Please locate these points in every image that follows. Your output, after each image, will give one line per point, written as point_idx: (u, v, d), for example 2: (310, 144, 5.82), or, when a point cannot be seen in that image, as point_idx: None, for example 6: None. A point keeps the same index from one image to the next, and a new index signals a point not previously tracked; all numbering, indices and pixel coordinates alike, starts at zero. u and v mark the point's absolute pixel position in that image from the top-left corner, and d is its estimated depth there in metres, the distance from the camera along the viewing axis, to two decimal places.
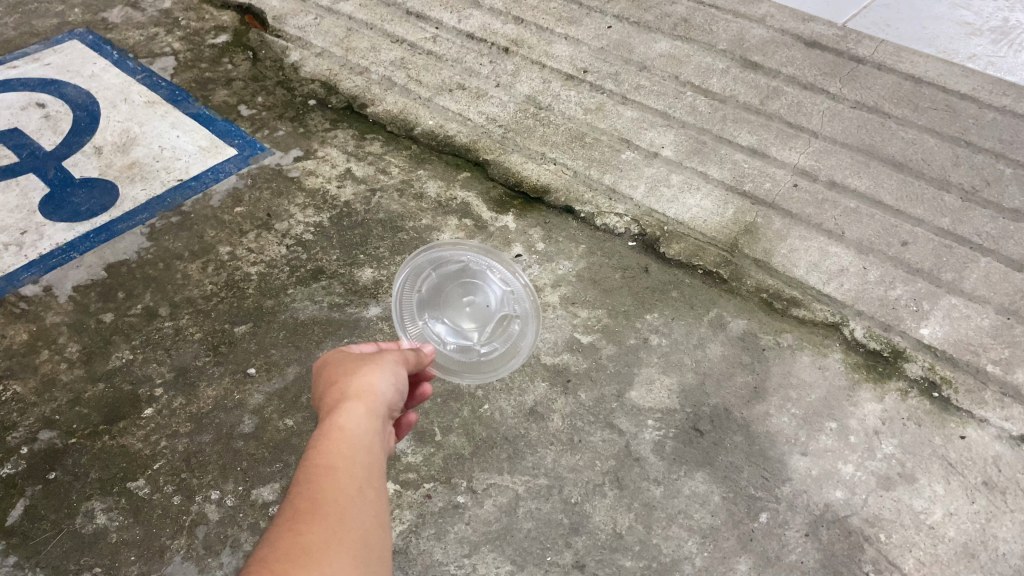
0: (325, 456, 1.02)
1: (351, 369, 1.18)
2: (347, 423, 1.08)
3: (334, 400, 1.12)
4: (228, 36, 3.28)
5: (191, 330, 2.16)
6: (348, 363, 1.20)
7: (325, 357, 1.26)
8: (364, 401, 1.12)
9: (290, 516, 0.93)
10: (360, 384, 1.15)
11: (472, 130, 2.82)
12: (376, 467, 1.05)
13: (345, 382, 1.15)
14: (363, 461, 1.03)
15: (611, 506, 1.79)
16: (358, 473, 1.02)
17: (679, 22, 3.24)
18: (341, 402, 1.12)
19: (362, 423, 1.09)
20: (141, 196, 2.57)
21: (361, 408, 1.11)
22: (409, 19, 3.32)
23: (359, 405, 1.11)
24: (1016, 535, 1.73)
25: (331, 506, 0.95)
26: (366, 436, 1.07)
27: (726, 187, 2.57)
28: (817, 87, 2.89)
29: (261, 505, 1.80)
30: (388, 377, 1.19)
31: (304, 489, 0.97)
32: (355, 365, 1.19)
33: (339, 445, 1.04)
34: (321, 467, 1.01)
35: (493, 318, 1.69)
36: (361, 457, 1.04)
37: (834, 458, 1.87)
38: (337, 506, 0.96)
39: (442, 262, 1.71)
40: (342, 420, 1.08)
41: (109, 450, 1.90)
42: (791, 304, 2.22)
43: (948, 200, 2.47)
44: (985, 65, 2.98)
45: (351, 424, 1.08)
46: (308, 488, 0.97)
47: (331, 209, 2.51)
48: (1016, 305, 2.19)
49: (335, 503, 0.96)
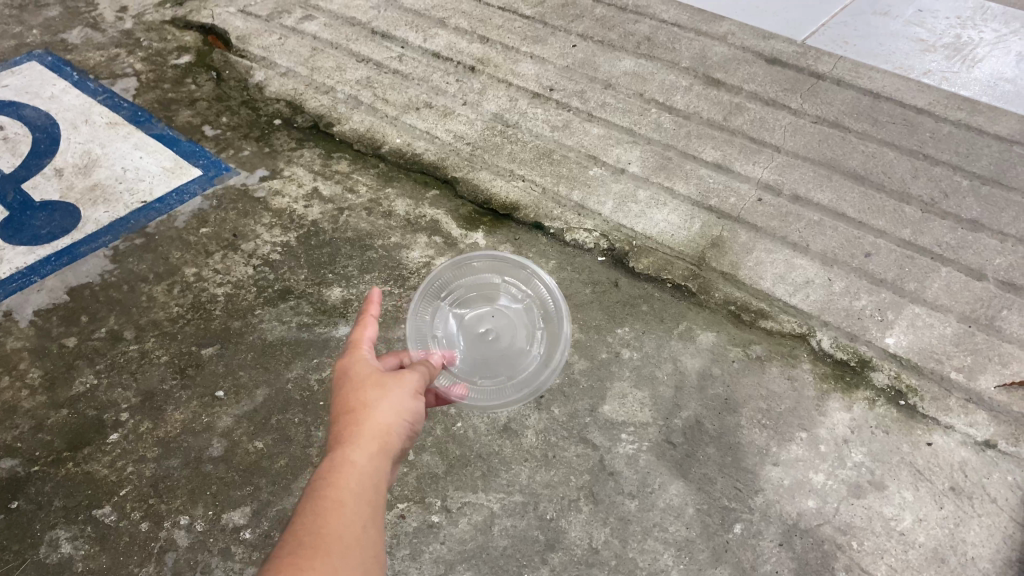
0: (333, 491, 1.07)
1: (369, 398, 1.22)
2: (356, 459, 1.13)
3: (347, 430, 1.17)
4: (191, 56, 3.25)
5: (157, 353, 2.12)
6: (367, 387, 1.24)
7: (341, 370, 1.30)
8: (377, 437, 1.17)
9: (293, 544, 0.97)
10: (375, 416, 1.20)
11: (440, 148, 2.82)
12: (380, 508, 1.09)
13: (362, 412, 1.20)
14: (369, 500, 1.08)
15: (587, 522, 1.79)
16: (364, 510, 1.06)
17: (642, 40, 3.29)
18: (354, 434, 1.17)
19: (372, 458, 1.14)
20: (103, 217, 2.53)
21: (374, 445, 1.16)
22: (375, 38, 3.32)
23: (372, 440, 1.16)
24: (984, 539, 1.76)
25: (334, 541, 0.99)
26: (374, 474, 1.12)
27: (693, 202, 2.60)
28: (779, 104, 2.95)
29: (232, 529, 1.77)
30: (403, 410, 1.23)
31: (310, 521, 1.02)
32: (372, 392, 1.24)
33: (347, 481, 1.09)
34: (328, 501, 1.05)
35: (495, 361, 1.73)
36: (366, 496, 1.09)
37: (806, 468, 1.89)
38: (340, 542, 1.00)
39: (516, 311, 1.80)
40: (352, 455, 1.13)
41: (73, 477, 1.86)
42: (759, 316, 2.25)
43: (909, 212, 2.53)
44: (939, 80, 3.06)
45: (361, 459, 1.13)
46: (314, 521, 1.01)
47: (299, 229, 2.49)
48: (977, 313, 2.24)
49: (340, 540, 1.00)
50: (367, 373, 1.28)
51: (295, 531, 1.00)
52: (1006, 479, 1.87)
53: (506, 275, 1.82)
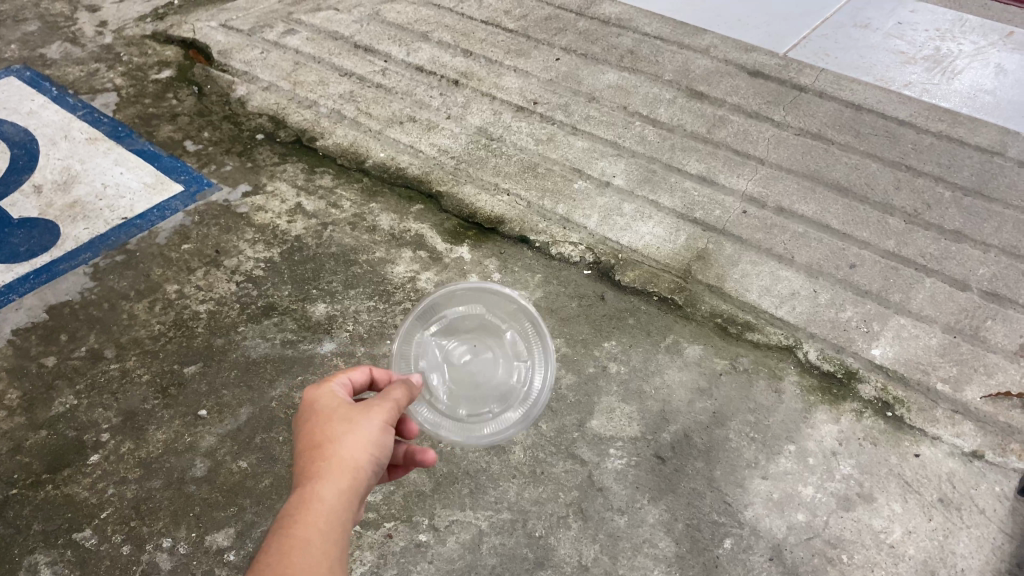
0: (298, 531, 1.05)
1: (337, 432, 1.20)
2: (325, 495, 1.11)
3: (316, 465, 1.15)
4: (172, 71, 3.23)
5: (138, 372, 2.09)
6: (336, 421, 1.22)
7: (313, 399, 1.28)
8: (347, 470, 1.15)
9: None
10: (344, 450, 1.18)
11: (424, 161, 2.81)
12: (346, 545, 1.07)
13: (330, 446, 1.18)
14: (336, 540, 1.06)
15: (576, 538, 1.77)
16: (328, 550, 1.05)
17: (625, 53, 3.30)
18: (322, 469, 1.15)
19: (341, 495, 1.12)
20: (83, 234, 2.50)
21: (343, 479, 1.14)
22: (357, 52, 3.31)
23: (342, 475, 1.14)
24: (973, 550, 1.76)
25: None
26: (341, 511, 1.10)
27: (678, 215, 2.60)
28: (762, 116, 2.96)
29: (216, 551, 1.73)
30: (371, 441, 1.21)
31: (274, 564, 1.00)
32: (340, 425, 1.21)
33: (314, 518, 1.07)
34: (292, 543, 1.03)
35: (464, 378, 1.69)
36: (332, 535, 1.07)
37: (795, 481, 1.88)
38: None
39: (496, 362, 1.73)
40: (321, 491, 1.11)
41: (52, 500, 1.82)
42: (745, 328, 2.24)
43: (892, 223, 2.54)
44: (919, 92, 3.08)
45: (329, 496, 1.11)
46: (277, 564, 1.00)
47: (282, 244, 2.47)
48: (961, 323, 2.25)
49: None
50: (335, 406, 1.25)
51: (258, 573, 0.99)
52: (994, 489, 1.87)
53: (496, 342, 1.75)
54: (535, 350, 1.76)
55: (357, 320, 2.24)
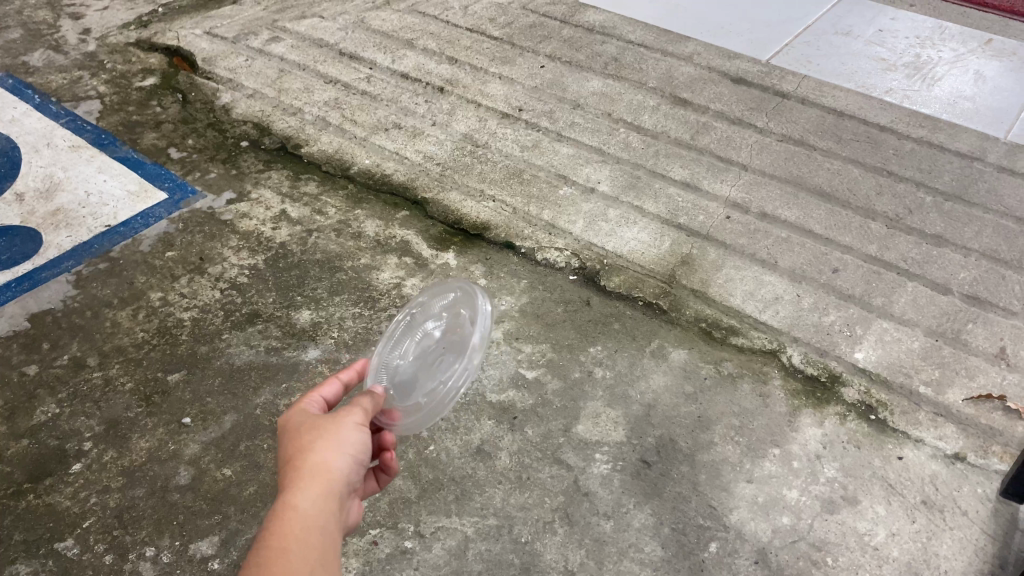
0: (281, 535, 1.06)
1: (307, 444, 1.21)
2: (300, 502, 1.11)
3: (288, 478, 1.16)
4: (156, 78, 3.22)
5: (122, 381, 2.08)
6: (304, 434, 1.23)
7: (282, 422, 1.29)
8: (319, 477, 1.16)
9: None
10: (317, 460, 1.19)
11: (409, 168, 2.81)
12: (326, 546, 1.07)
13: (300, 458, 1.19)
14: (315, 543, 1.07)
15: (562, 543, 1.77)
16: (311, 553, 1.05)
17: (609, 61, 3.32)
18: (297, 478, 1.15)
19: (316, 501, 1.13)
20: (66, 242, 2.49)
21: (317, 486, 1.14)
22: (342, 60, 3.32)
23: (315, 483, 1.15)
24: (956, 552, 1.77)
25: None
26: (319, 515, 1.11)
27: (662, 221, 2.61)
28: (745, 122, 2.99)
29: (200, 559, 1.72)
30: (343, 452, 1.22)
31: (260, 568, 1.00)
32: (309, 436, 1.22)
33: (294, 523, 1.08)
34: (275, 547, 1.04)
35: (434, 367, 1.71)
36: (311, 538, 1.07)
37: (779, 484, 1.89)
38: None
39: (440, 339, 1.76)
40: (295, 499, 1.12)
41: (33, 510, 1.80)
42: (729, 333, 2.25)
43: (874, 228, 2.56)
44: (901, 98, 3.12)
45: (303, 503, 1.11)
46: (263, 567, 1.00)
47: (266, 251, 2.47)
48: (943, 327, 2.27)
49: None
50: (303, 422, 1.27)
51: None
52: (976, 491, 1.89)
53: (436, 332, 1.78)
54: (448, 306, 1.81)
55: (342, 327, 2.24)
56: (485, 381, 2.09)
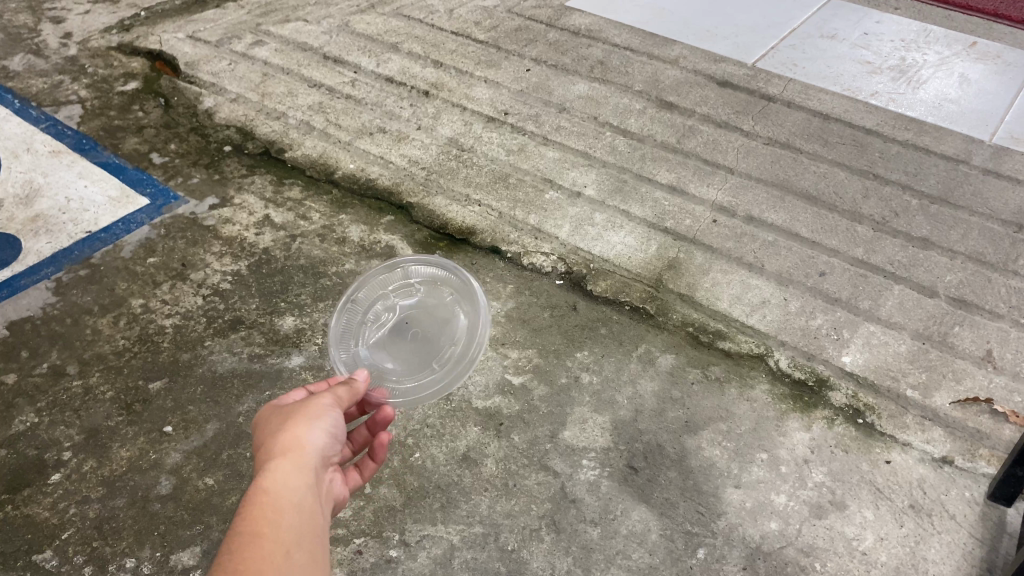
0: (263, 509, 1.11)
1: (280, 428, 1.28)
2: (278, 477, 1.17)
3: (265, 458, 1.22)
4: (138, 83, 3.19)
5: (102, 389, 2.05)
6: (278, 421, 1.29)
7: (259, 414, 1.36)
8: (294, 457, 1.23)
9: (245, 556, 1.03)
10: (297, 441, 1.26)
11: (394, 172, 2.79)
12: (304, 519, 1.14)
13: (273, 439, 1.25)
14: (294, 516, 1.13)
15: (549, 551, 1.75)
16: (295, 523, 1.12)
17: (595, 64, 3.31)
18: (277, 457, 1.22)
19: (293, 477, 1.19)
20: (46, 248, 2.45)
21: (291, 464, 1.21)
22: (327, 64, 3.29)
23: (289, 461, 1.22)
24: (945, 557, 1.76)
25: (265, 552, 1.05)
26: (298, 491, 1.18)
27: (649, 224, 2.60)
28: (732, 126, 2.98)
29: (181, 571, 1.69)
30: (319, 432, 1.30)
31: (244, 543, 1.06)
32: (282, 422, 1.29)
33: (276, 499, 1.14)
34: (256, 520, 1.09)
35: (397, 360, 1.82)
36: (291, 510, 1.14)
37: (767, 489, 1.88)
38: (280, 561, 1.05)
39: (412, 333, 1.87)
40: (273, 474, 1.18)
41: (12, 522, 1.77)
42: (716, 337, 2.24)
43: (860, 231, 2.56)
44: (886, 101, 3.12)
45: (279, 478, 1.17)
46: (248, 539, 1.05)
47: (250, 257, 2.44)
48: (930, 330, 2.26)
49: (274, 556, 1.05)
50: (276, 412, 1.34)
51: (229, 550, 1.04)
52: (964, 495, 1.88)
53: (422, 325, 1.89)
54: (437, 305, 1.91)
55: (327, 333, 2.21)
56: (470, 387, 2.07)
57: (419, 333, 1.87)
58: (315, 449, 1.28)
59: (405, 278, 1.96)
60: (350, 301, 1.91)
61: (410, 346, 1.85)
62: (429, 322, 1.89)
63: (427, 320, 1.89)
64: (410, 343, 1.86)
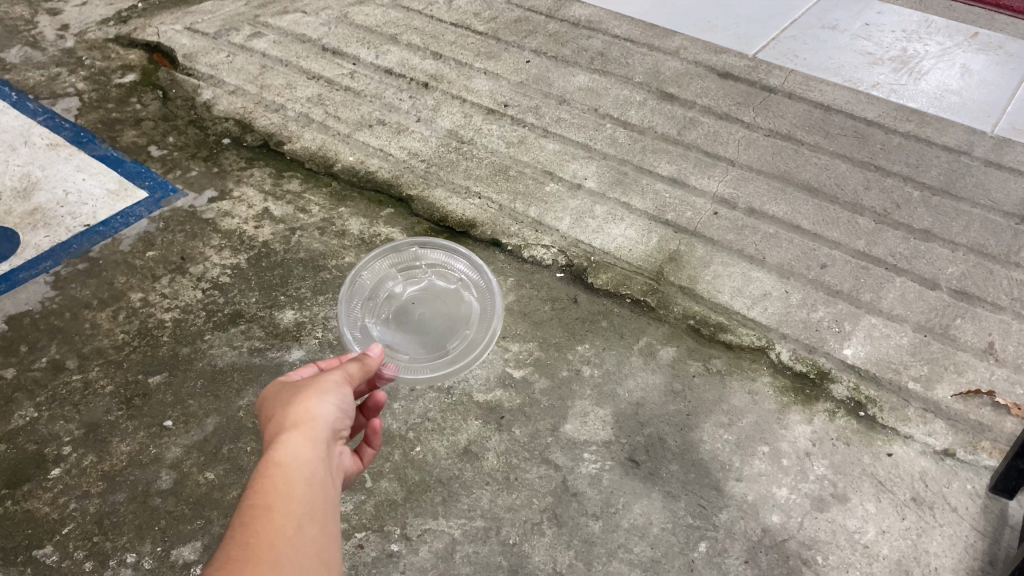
0: (275, 481, 1.10)
1: (292, 399, 1.26)
2: (289, 451, 1.16)
3: (276, 430, 1.20)
4: (136, 75, 3.17)
5: (102, 383, 2.04)
6: (290, 393, 1.28)
7: (269, 386, 1.34)
8: (305, 429, 1.21)
9: (257, 529, 1.02)
10: (310, 413, 1.24)
11: (394, 165, 2.78)
12: (315, 493, 1.13)
13: (285, 411, 1.23)
14: (305, 489, 1.12)
15: (551, 545, 1.75)
16: (308, 497, 1.11)
17: (596, 55, 3.30)
18: (288, 429, 1.20)
19: (305, 449, 1.17)
20: (44, 242, 2.44)
21: (301, 437, 1.19)
22: (325, 55, 3.28)
23: (299, 434, 1.20)
24: (947, 550, 1.76)
25: (278, 527, 1.03)
26: (310, 464, 1.16)
27: (650, 217, 2.59)
28: (732, 117, 2.97)
29: (182, 565, 1.69)
30: (331, 404, 1.28)
31: (257, 515, 1.04)
32: (293, 395, 1.27)
33: (289, 471, 1.12)
34: (268, 493, 1.08)
35: (410, 339, 1.81)
36: (303, 483, 1.12)
37: (769, 482, 1.88)
38: (291, 535, 1.04)
39: (423, 313, 1.87)
40: (284, 447, 1.16)
41: (12, 517, 1.77)
42: (718, 330, 2.24)
43: (862, 223, 2.55)
44: (888, 92, 3.11)
45: (292, 451, 1.16)
46: (259, 511, 1.04)
47: (249, 250, 2.43)
48: (932, 322, 2.26)
49: (287, 530, 1.04)
50: (288, 385, 1.32)
51: (240, 523, 1.03)
52: (966, 487, 1.88)
53: (433, 304, 1.88)
54: (447, 285, 1.91)
55: (327, 326, 2.21)
56: (471, 380, 2.07)
57: (431, 312, 1.87)
58: (327, 422, 1.26)
59: (415, 251, 1.95)
60: (357, 277, 1.87)
61: (421, 325, 1.85)
62: (440, 301, 1.89)
63: (438, 301, 1.89)
64: (419, 323, 1.85)
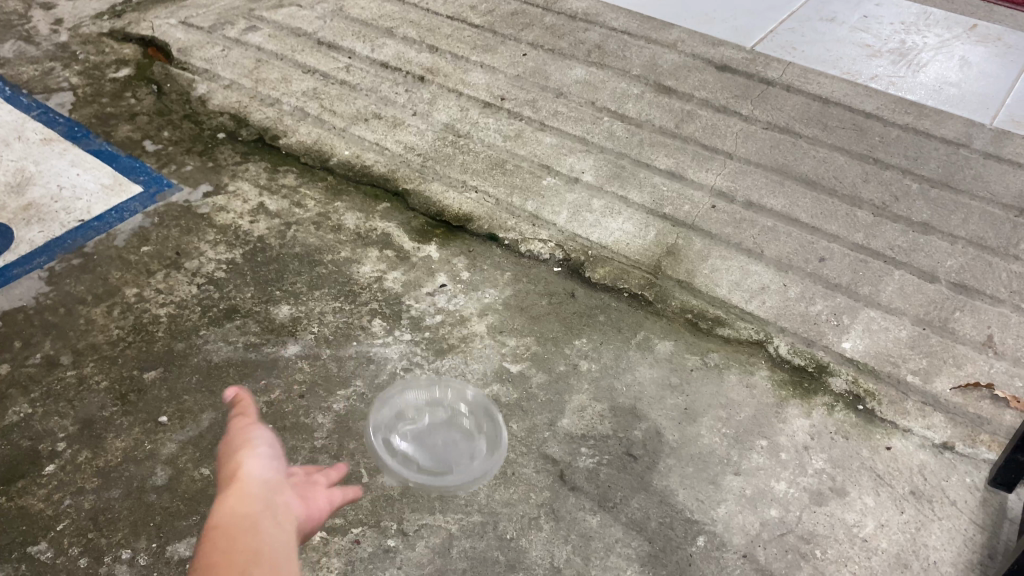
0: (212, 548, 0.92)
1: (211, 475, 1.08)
2: (219, 515, 0.98)
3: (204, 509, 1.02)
4: (131, 70, 3.15)
5: (96, 379, 2.03)
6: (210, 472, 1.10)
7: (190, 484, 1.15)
8: (232, 490, 1.03)
9: None
10: (229, 477, 1.06)
11: (390, 159, 2.76)
12: (262, 539, 0.95)
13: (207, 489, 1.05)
14: (249, 541, 0.94)
15: (548, 540, 1.74)
16: (255, 546, 0.93)
17: (593, 48, 3.28)
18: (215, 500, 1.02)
19: (237, 505, 1.00)
20: (38, 238, 2.42)
21: (230, 497, 1.01)
22: (320, 49, 3.26)
23: (227, 495, 1.02)
24: (946, 543, 1.75)
25: None
26: (245, 512, 0.98)
27: (647, 210, 2.58)
28: (730, 110, 2.96)
29: (178, 561, 1.68)
30: (252, 458, 1.10)
31: None
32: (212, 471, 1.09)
33: (222, 532, 0.94)
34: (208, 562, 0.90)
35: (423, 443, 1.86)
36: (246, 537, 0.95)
37: (767, 476, 1.87)
38: None
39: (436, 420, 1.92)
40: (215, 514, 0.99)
41: (6, 514, 1.75)
42: (716, 324, 2.23)
43: (860, 216, 2.54)
44: (886, 85, 3.10)
45: (222, 513, 0.98)
46: None
47: (244, 245, 2.42)
48: (930, 315, 2.25)
49: None
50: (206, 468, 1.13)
51: None
52: (965, 481, 1.87)
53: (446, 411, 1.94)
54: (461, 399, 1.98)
55: (322, 321, 2.19)
56: (468, 374, 2.06)
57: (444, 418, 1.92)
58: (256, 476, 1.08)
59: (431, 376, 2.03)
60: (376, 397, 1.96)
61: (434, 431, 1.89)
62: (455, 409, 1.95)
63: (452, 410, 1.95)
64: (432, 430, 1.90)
